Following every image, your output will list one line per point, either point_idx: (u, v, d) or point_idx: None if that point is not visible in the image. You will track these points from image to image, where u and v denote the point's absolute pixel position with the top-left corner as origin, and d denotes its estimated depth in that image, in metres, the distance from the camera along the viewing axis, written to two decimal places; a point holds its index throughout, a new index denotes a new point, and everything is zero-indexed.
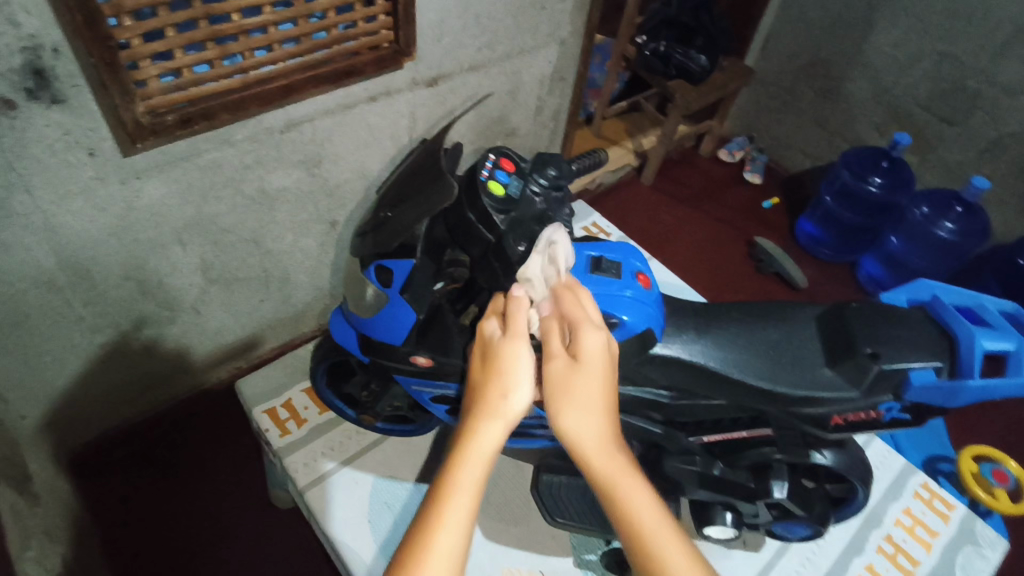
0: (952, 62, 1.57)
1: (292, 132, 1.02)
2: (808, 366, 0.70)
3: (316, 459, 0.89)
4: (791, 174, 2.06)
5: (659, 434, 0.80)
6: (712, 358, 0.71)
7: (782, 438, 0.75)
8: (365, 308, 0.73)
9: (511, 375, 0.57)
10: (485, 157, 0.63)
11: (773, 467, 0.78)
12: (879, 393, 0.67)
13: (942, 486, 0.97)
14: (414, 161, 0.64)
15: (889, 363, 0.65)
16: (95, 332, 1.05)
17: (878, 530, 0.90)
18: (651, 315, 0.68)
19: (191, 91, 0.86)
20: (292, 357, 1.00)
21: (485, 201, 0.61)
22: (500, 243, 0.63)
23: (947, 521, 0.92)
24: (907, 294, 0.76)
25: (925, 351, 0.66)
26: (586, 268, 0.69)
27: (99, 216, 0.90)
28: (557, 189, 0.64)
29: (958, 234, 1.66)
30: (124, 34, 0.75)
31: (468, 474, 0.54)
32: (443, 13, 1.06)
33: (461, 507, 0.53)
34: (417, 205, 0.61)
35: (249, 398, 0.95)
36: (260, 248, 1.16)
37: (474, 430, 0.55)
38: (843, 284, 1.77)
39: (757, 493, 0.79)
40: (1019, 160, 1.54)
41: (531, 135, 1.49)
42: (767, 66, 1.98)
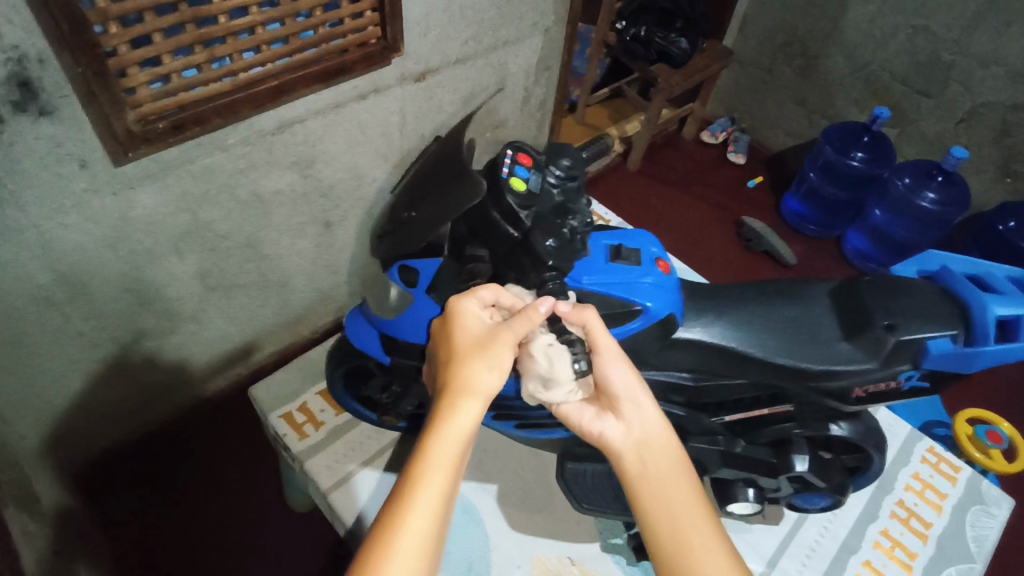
0: (927, 35, 1.59)
1: (284, 133, 1.01)
2: (826, 342, 0.72)
3: (337, 461, 0.90)
4: (773, 153, 2.08)
5: (682, 415, 0.80)
6: (731, 338, 0.73)
7: (802, 412, 0.79)
8: (388, 310, 0.75)
9: (490, 358, 0.59)
10: (503, 153, 0.61)
11: (793, 441, 0.81)
12: (897, 362, 0.69)
13: (946, 450, 1.00)
14: (430, 159, 0.63)
15: (906, 335, 0.68)
16: (94, 347, 1.04)
17: (890, 495, 0.93)
18: (671, 300, 0.71)
19: (181, 96, 0.84)
20: (302, 362, 1.00)
21: (509, 198, 0.59)
22: (526, 239, 0.62)
23: (954, 484, 0.96)
24: (918, 266, 0.78)
25: (942, 320, 0.68)
26: (606, 258, 0.72)
27: (93, 229, 0.89)
28: (573, 179, 0.64)
29: (941, 204, 1.68)
30: (111, 42, 0.73)
31: (445, 452, 0.54)
32: (428, 7, 1.05)
33: (438, 484, 0.53)
34: (441, 205, 0.59)
35: (264, 403, 0.95)
36: (256, 253, 1.15)
37: (454, 405, 0.56)
38: (832, 258, 1.80)
39: (779, 468, 0.80)
40: (995, 128, 1.58)
41: (518, 126, 1.49)
42: (746, 47, 1.99)
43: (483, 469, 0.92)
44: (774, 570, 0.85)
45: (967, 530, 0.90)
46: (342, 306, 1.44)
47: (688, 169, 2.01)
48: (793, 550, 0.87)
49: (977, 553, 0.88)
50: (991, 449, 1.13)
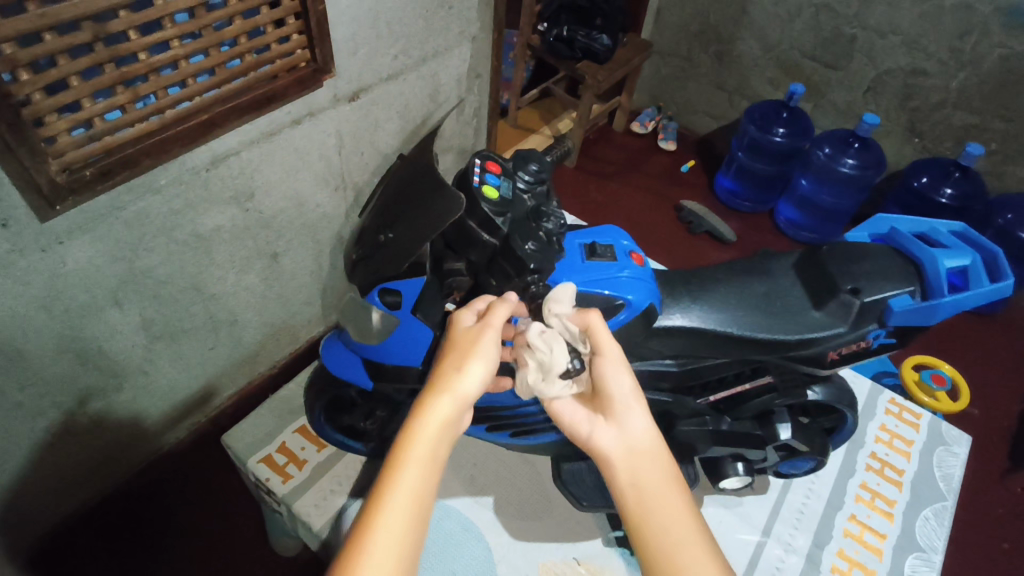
0: (828, 12, 1.69)
1: (219, 167, 0.97)
2: (797, 311, 0.75)
3: (326, 498, 0.87)
4: (701, 137, 2.16)
5: (669, 401, 0.83)
6: (711, 320, 0.75)
7: (782, 381, 0.82)
8: (371, 335, 0.73)
9: (470, 355, 0.57)
10: (472, 162, 0.62)
11: (775, 411, 0.84)
12: (866, 323, 0.73)
13: (906, 399, 1.06)
14: (403, 177, 0.64)
15: (869, 296, 0.72)
16: (37, 417, 0.97)
17: (863, 449, 0.98)
18: (649, 291, 0.72)
19: (105, 140, 0.81)
20: (274, 402, 0.97)
21: (485, 206, 0.60)
22: (506, 245, 0.62)
23: (917, 429, 1.02)
24: (869, 231, 0.82)
25: (897, 279, 0.73)
26: (583, 257, 0.73)
27: (23, 291, 0.83)
28: (541, 184, 0.65)
29: (860, 168, 1.76)
30: (24, 90, 0.69)
31: (422, 449, 0.52)
32: (354, 26, 1.04)
33: (413, 481, 0.51)
34: (418, 224, 0.59)
35: (240, 452, 0.90)
36: (203, 294, 1.10)
37: (427, 403, 0.54)
38: (768, 231, 1.88)
39: (766, 439, 0.83)
40: (899, 93, 1.69)
41: (456, 135, 1.48)
42: (663, 37, 2.06)
43: (477, 483, 0.91)
44: (770, 539, 0.88)
45: (935, 471, 0.96)
46: (297, 337, 1.40)
47: (624, 161, 2.06)
48: (784, 515, 0.90)
49: (946, 491, 0.94)
50: (937, 392, 1.21)
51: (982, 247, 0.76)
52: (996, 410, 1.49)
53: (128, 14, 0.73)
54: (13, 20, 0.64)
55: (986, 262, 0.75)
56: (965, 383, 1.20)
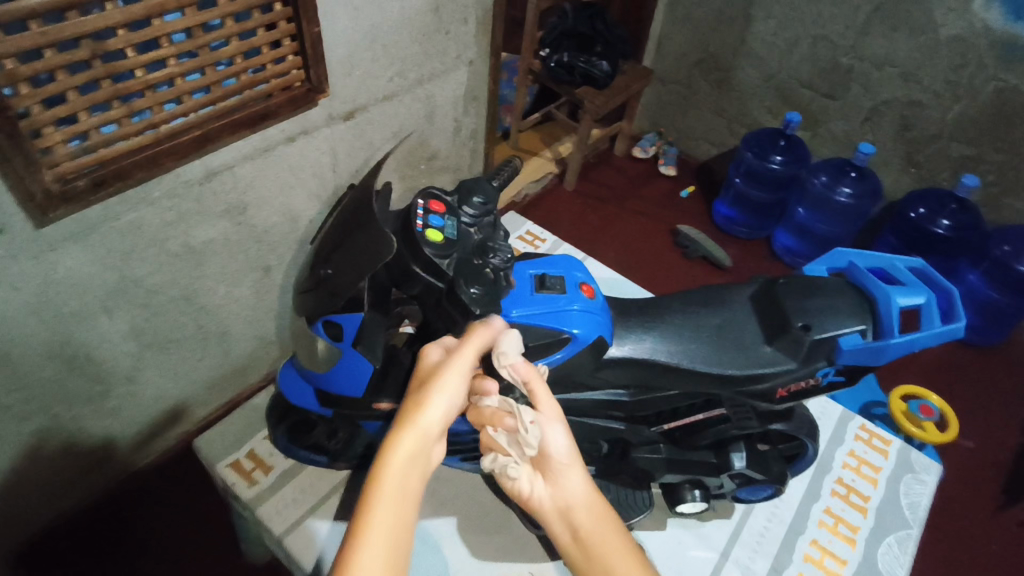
0: (825, 43, 1.71)
1: (213, 181, 1.00)
2: (749, 345, 0.77)
3: (289, 505, 0.88)
4: (701, 163, 2.18)
5: (621, 429, 0.84)
6: (662, 352, 0.76)
7: (735, 413, 0.82)
8: (319, 362, 0.75)
9: (433, 389, 0.57)
10: (415, 205, 0.65)
11: (731, 440, 0.85)
12: (815, 360, 0.75)
13: (877, 425, 1.05)
14: (347, 211, 0.66)
15: (819, 334, 0.73)
16: (24, 420, 1.00)
17: (830, 475, 0.97)
18: (598, 325, 0.74)
19: (101, 152, 0.84)
20: (250, 412, 0.98)
21: (427, 250, 0.63)
22: (451, 288, 0.64)
23: (886, 456, 1.01)
24: (827, 264, 0.83)
25: (849, 317, 0.74)
26: (532, 289, 0.74)
27: (16, 295, 0.86)
28: (487, 215, 0.68)
29: (856, 197, 1.77)
30: (23, 103, 0.72)
31: (393, 480, 0.51)
32: (350, 48, 1.08)
33: (389, 513, 0.49)
34: (357, 261, 0.61)
35: (210, 455, 0.93)
36: (194, 304, 1.13)
37: (395, 436, 0.53)
38: (764, 257, 1.88)
39: (720, 467, 0.84)
40: (895, 124, 1.70)
41: (452, 156, 1.51)
42: (663, 65, 2.09)
43: (442, 499, 0.92)
44: (728, 560, 0.87)
45: (901, 498, 0.95)
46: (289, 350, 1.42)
47: (622, 186, 2.08)
48: (745, 538, 0.90)
49: (912, 519, 0.93)
50: (924, 422, 1.19)
51: (940, 286, 0.77)
52: (989, 444, 1.47)
53: (125, 34, 0.77)
54: (14, 38, 0.68)
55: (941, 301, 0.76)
56: (953, 414, 1.19)
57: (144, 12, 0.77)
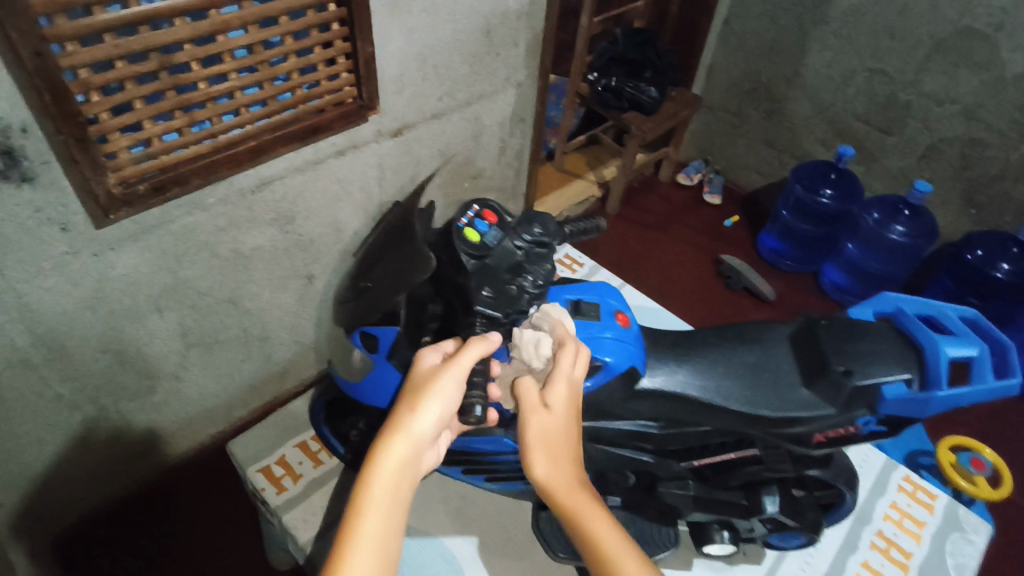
0: (883, 77, 1.67)
1: (264, 190, 1.04)
2: (784, 387, 0.74)
3: (315, 513, 0.89)
4: (747, 193, 2.15)
5: (649, 461, 0.80)
6: (695, 388, 0.75)
7: (767, 455, 0.77)
8: (353, 370, 0.79)
9: (426, 395, 0.59)
10: (467, 208, 0.66)
11: (764, 483, 0.81)
12: (855, 408, 0.71)
13: (923, 478, 1.00)
14: (392, 227, 0.67)
15: (862, 379, 0.70)
16: (73, 410, 1.04)
17: (870, 526, 0.93)
18: (632, 354, 0.74)
19: (162, 159, 0.87)
20: (286, 418, 1.00)
21: (459, 245, 0.63)
22: (465, 286, 0.64)
23: (931, 511, 0.95)
24: (872, 308, 0.81)
25: (894, 364, 0.71)
26: (566, 313, 0.75)
27: (74, 290, 0.90)
28: (540, 245, 0.66)
29: (910, 236, 1.72)
30: (93, 110, 0.76)
31: (381, 487, 0.55)
32: (402, 67, 1.10)
33: (378, 519, 0.54)
34: (394, 275, 0.62)
35: (242, 459, 0.94)
36: (238, 308, 1.16)
37: (384, 444, 0.57)
38: (811, 293, 1.83)
39: (751, 509, 0.81)
40: (954, 162, 1.64)
41: (496, 176, 1.52)
42: (713, 93, 2.08)
43: (466, 519, 0.91)
44: None
45: (947, 557, 0.89)
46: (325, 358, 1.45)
47: (665, 212, 2.05)
48: None
49: None
50: (974, 476, 1.13)
51: (993, 338, 0.74)
52: None
53: (191, 47, 0.81)
54: (89, 50, 0.72)
55: (994, 353, 0.73)
56: (1007, 469, 1.12)
57: (210, 28, 0.80)
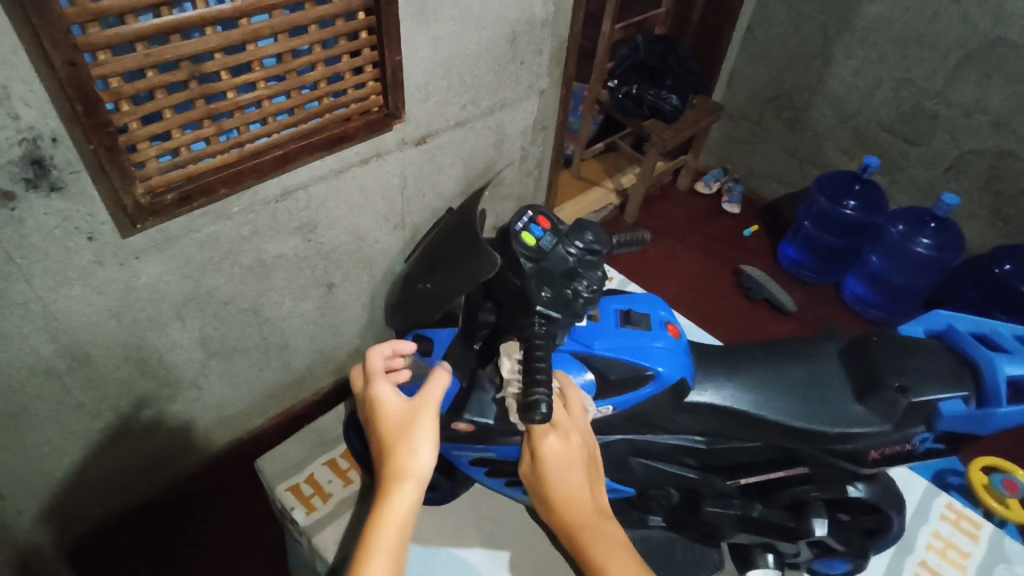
0: (910, 87, 1.65)
1: (288, 200, 1.03)
2: (836, 402, 0.73)
3: (347, 534, 0.87)
4: (767, 202, 2.12)
5: (694, 478, 0.80)
6: (747, 402, 0.73)
7: (821, 475, 0.78)
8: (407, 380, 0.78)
9: (415, 438, 0.63)
10: (521, 213, 0.63)
11: (811, 504, 0.79)
12: (910, 426, 0.72)
13: (965, 505, 0.97)
14: (452, 232, 0.65)
15: (917, 396, 0.69)
16: (94, 417, 1.03)
17: (913, 556, 0.90)
18: (682, 364, 0.71)
19: (189, 168, 0.86)
20: (312, 432, 1.00)
21: (516, 247, 0.61)
22: (524, 288, 0.61)
23: (976, 541, 0.93)
24: (924, 326, 0.80)
25: (948, 381, 0.70)
26: (617, 323, 0.73)
27: (98, 299, 0.90)
28: (592, 253, 0.62)
29: (936, 249, 1.69)
30: (123, 119, 0.75)
31: (387, 533, 0.59)
32: (427, 75, 1.09)
33: (382, 563, 0.58)
34: (455, 278, 0.59)
35: (271, 477, 0.93)
36: (259, 317, 1.15)
37: (387, 493, 0.61)
38: (833, 305, 1.80)
39: (798, 532, 0.79)
40: (983, 173, 1.61)
41: (517, 184, 1.51)
42: (734, 101, 2.06)
43: (495, 538, 0.89)
44: None
45: None
46: (343, 366, 1.44)
47: (683, 221, 2.04)
48: None
49: None
50: (1006, 498, 1.09)
51: None
52: None
53: (222, 57, 0.80)
54: (121, 59, 0.71)
55: None
56: None
57: (240, 37, 0.80)
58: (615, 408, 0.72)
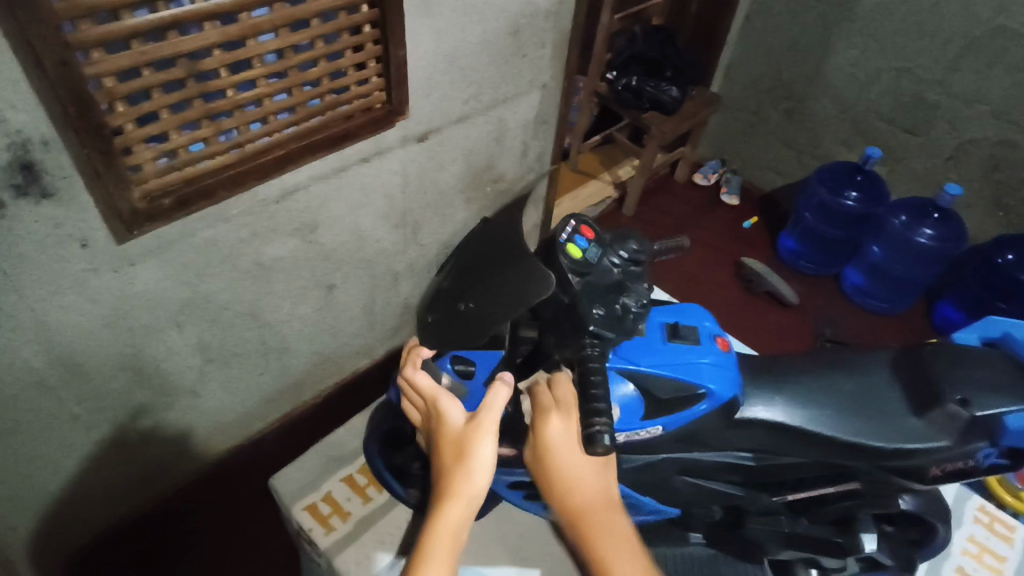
0: (911, 77, 1.63)
1: (288, 201, 0.99)
2: (894, 415, 0.73)
3: (368, 555, 0.85)
4: (765, 193, 2.11)
5: (739, 495, 0.82)
6: (799, 416, 0.74)
7: (871, 490, 0.77)
8: None
9: (473, 460, 0.62)
10: (564, 222, 0.61)
11: (858, 520, 0.82)
12: (973, 440, 0.70)
13: (997, 509, 1.02)
14: (493, 249, 0.61)
15: (981, 411, 0.68)
16: (89, 430, 0.99)
17: (948, 562, 0.95)
18: (732, 381, 0.70)
19: (186, 171, 0.82)
20: (324, 448, 0.97)
21: (563, 261, 0.58)
22: (573, 305, 0.60)
23: (1010, 544, 0.98)
24: (979, 333, 0.81)
25: (1014, 394, 0.69)
26: (663, 338, 0.71)
27: (92, 309, 0.85)
28: (636, 263, 0.61)
29: (938, 240, 1.69)
30: (119, 120, 0.71)
31: (438, 544, 0.60)
32: (430, 70, 1.05)
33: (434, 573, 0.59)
34: (502, 301, 0.56)
35: (283, 497, 0.91)
36: (258, 321, 1.11)
37: (440, 509, 0.61)
38: (832, 297, 1.80)
39: (847, 548, 0.81)
40: (983, 163, 1.61)
41: (518, 179, 1.47)
42: (731, 92, 2.04)
43: (522, 553, 0.88)
44: None
45: None
46: (343, 368, 1.41)
47: (682, 213, 2.02)
48: None
49: None
50: (1020, 492, 1.14)
51: None
52: None
53: (220, 53, 0.76)
54: (116, 57, 0.67)
55: None
56: None
57: (240, 32, 0.75)
58: (665, 428, 0.72)
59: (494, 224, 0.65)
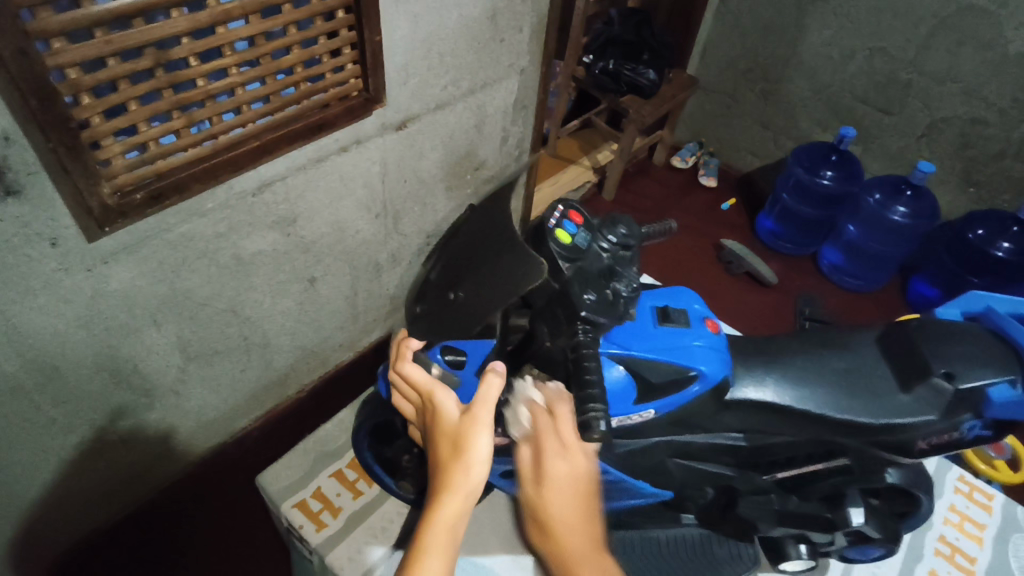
0: (883, 56, 1.65)
1: (265, 192, 0.97)
2: (882, 392, 0.74)
3: (361, 550, 0.85)
4: (742, 174, 2.13)
5: (732, 476, 0.84)
6: (788, 396, 0.74)
7: (861, 464, 0.79)
8: None
9: (471, 454, 0.60)
10: (552, 207, 0.60)
11: (846, 494, 0.80)
12: (959, 413, 0.73)
13: (976, 478, 1.06)
14: (481, 236, 0.61)
15: (964, 384, 0.71)
16: (68, 433, 0.97)
17: (933, 533, 0.98)
18: (722, 362, 0.71)
19: (158, 164, 0.80)
20: (313, 443, 0.97)
21: (553, 247, 0.58)
22: (564, 291, 0.60)
23: (989, 512, 1.02)
24: (961, 308, 0.83)
25: (996, 366, 0.72)
26: (655, 322, 0.72)
27: (65, 310, 0.83)
28: (625, 247, 0.61)
29: (911, 217, 1.72)
30: (85, 113, 0.69)
31: (435, 541, 0.58)
32: (407, 56, 1.03)
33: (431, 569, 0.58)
34: (494, 289, 0.55)
35: (273, 494, 0.90)
36: (238, 316, 1.10)
37: (437, 504, 0.59)
38: (810, 275, 1.83)
39: (835, 522, 0.81)
40: (955, 140, 1.63)
41: (498, 166, 1.46)
42: (708, 74, 2.04)
43: (517, 542, 0.90)
44: None
45: (1011, 561, 0.95)
46: (327, 361, 1.41)
47: (663, 196, 2.03)
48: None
49: None
50: (994, 460, 1.20)
51: None
52: None
53: (189, 42, 0.73)
54: (80, 47, 0.64)
55: None
56: None
57: (209, 19, 0.73)
58: (658, 412, 0.73)
59: (480, 211, 0.64)
